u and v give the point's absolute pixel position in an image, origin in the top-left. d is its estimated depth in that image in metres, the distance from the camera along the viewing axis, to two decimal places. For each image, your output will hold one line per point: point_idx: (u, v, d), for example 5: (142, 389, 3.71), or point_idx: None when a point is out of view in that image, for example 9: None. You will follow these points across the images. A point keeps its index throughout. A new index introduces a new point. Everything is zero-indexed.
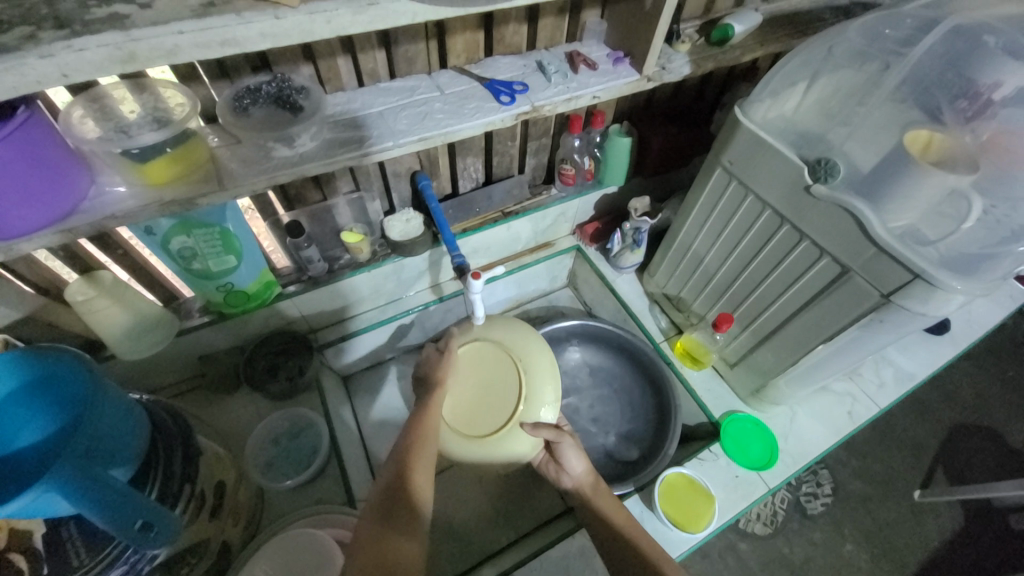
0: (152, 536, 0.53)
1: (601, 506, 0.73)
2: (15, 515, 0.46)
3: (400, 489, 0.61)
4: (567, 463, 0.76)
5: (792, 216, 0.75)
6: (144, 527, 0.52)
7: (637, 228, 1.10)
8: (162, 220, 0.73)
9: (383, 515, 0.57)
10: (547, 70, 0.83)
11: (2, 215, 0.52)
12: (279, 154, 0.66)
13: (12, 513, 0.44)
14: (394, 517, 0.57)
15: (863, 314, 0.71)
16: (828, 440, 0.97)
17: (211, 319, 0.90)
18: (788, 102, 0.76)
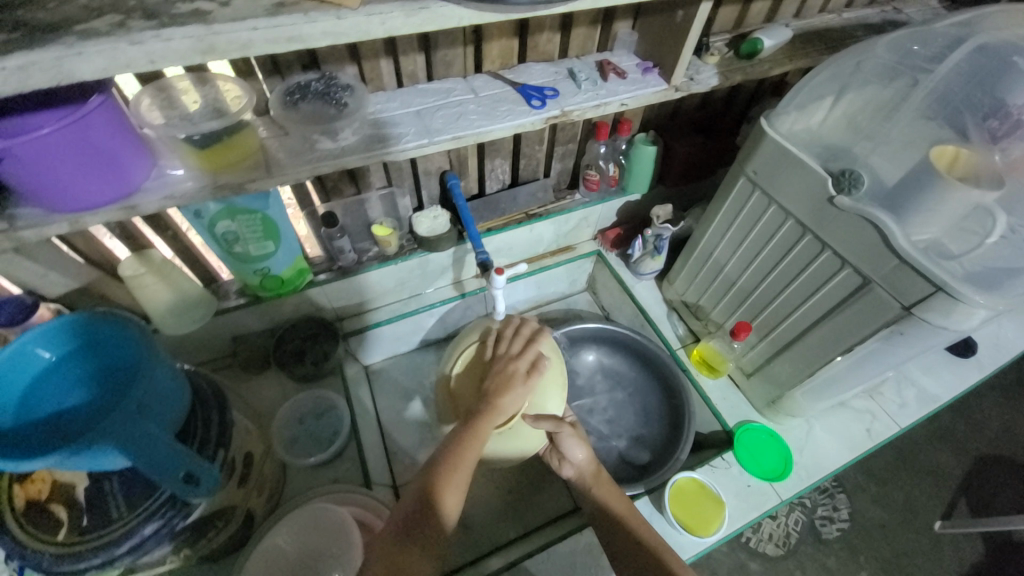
0: (196, 486, 0.58)
1: (602, 494, 0.77)
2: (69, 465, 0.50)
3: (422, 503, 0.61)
4: (568, 451, 0.77)
5: (815, 227, 0.75)
6: (188, 477, 0.57)
7: (659, 235, 1.11)
8: (210, 203, 0.78)
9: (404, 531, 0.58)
10: (578, 78, 0.86)
11: (75, 188, 0.58)
12: (322, 146, 0.70)
13: (68, 462, 0.49)
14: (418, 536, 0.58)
15: (883, 326, 0.71)
16: (845, 456, 0.96)
17: (247, 301, 0.95)
18: (814, 115, 0.77)
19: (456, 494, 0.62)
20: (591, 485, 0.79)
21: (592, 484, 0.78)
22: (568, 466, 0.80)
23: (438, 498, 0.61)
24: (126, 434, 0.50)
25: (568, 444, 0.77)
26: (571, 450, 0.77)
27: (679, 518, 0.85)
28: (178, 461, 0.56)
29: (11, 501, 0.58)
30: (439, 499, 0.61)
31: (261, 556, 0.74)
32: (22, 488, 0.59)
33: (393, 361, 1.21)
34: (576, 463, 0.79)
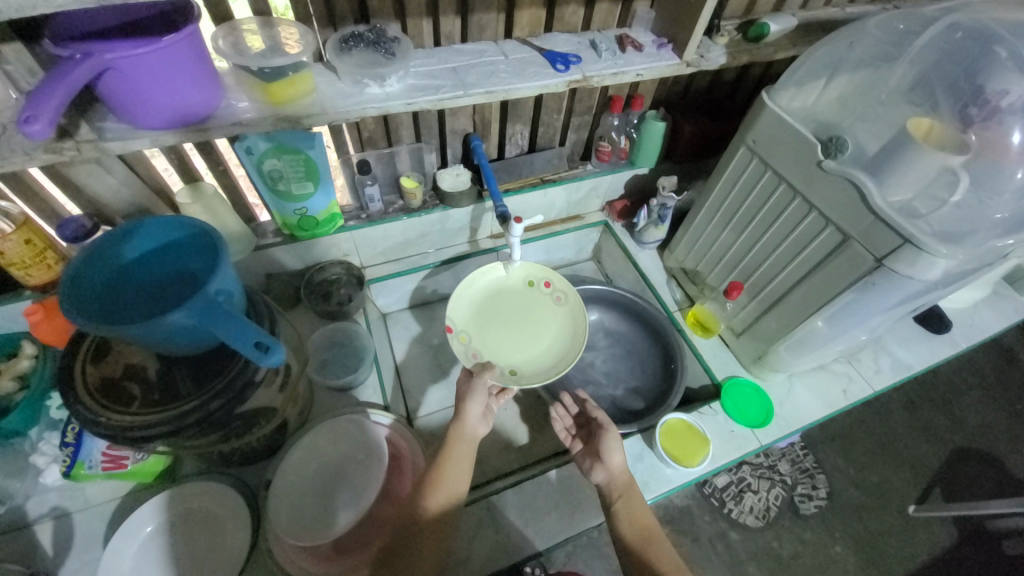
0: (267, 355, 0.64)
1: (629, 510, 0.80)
2: (163, 335, 0.61)
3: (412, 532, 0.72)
4: (609, 452, 0.85)
5: (805, 190, 0.84)
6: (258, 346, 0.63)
7: (663, 204, 1.19)
8: (261, 140, 0.87)
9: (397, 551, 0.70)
10: (599, 47, 0.94)
11: (162, 107, 0.66)
12: (370, 90, 0.80)
13: (163, 329, 0.60)
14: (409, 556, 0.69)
15: (859, 278, 0.80)
16: (822, 412, 1.06)
17: (283, 239, 1.03)
18: (811, 93, 0.86)
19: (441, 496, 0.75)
20: (617, 499, 0.82)
21: (618, 496, 0.82)
22: (601, 473, 0.85)
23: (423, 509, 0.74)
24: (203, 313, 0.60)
25: (610, 445, 0.86)
26: (611, 451, 0.86)
27: (668, 452, 0.94)
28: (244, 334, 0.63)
29: (85, 378, 0.66)
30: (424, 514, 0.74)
31: (297, 455, 0.83)
32: (96, 368, 0.67)
33: (408, 314, 1.30)
34: (609, 470, 0.85)
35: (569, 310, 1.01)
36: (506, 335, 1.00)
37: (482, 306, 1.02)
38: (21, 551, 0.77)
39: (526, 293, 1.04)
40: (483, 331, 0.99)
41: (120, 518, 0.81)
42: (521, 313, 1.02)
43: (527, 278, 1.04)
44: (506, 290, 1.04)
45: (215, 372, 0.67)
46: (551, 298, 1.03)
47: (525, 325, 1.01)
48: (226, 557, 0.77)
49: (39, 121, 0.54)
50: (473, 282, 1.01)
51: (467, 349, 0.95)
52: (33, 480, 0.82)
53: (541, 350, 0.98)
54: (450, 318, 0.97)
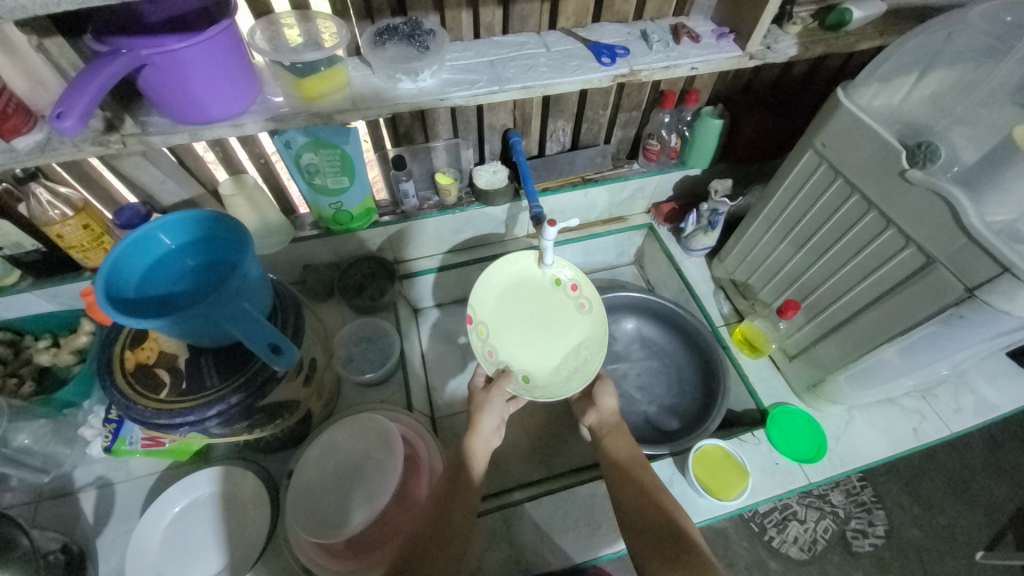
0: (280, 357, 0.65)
1: (612, 442, 0.85)
2: (182, 328, 0.62)
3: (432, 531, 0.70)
4: (602, 395, 0.92)
5: (883, 202, 0.73)
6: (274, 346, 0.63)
7: (715, 210, 1.10)
8: (299, 135, 0.87)
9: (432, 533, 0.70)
10: (650, 38, 0.87)
11: (200, 103, 0.68)
12: (404, 86, 0.78)
13: (183, 321, 0.60)
14: (437, 549, 0.68)
15: (942, 309, 0.69)
16: (884, 451, 0.94)
17: (320, 233, 1.04)
18: (898, 90, 0.75)
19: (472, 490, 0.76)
20: (606, 434, 0.87)
21: (607, 431, 0.87)
22: (593, 414, 0.92)
23: (453, 516, 0.72)
24: (224, 306, 0.60)
25: (605, 389, 0.93)
26: (604, 395, 0.92)
27: (702, 482, 0.86)
28: (262, 332, 0.63)
29: (123, 364, 0.69)
30: (456, 511, 0.72)
31: (317, 450, 0.84)
32: (133, 354, 0.69)
33: (440, 310, 1.29)
34: (601, 411, 0.91)
35: (591, 322, 0.94)
36: (522, 336, 0.95)
37: (507, 298, 0.95)
38: (70, 515, 0.84)
39: (551, 290, 0.96)
40: (502, 329, 0.94)
41: (155, 492, 0.86)
42: (542, 316, 0.96)
43: (555, 278, 0.96)
44: (530, 283, 0.96)
45: (239, 366, 0.68)
46: (575, 303, 0.96)
47: (544, 329, 0.96)
48: (246, 541, 0.80)
49: (71, 116, 0.54)
50: (512, 263, 0.95)
51: (484, 345, 0.92)
52: (81, 450, 0.89)
53: (558, 358, 0.95)
54: (472, 308, 0.91)
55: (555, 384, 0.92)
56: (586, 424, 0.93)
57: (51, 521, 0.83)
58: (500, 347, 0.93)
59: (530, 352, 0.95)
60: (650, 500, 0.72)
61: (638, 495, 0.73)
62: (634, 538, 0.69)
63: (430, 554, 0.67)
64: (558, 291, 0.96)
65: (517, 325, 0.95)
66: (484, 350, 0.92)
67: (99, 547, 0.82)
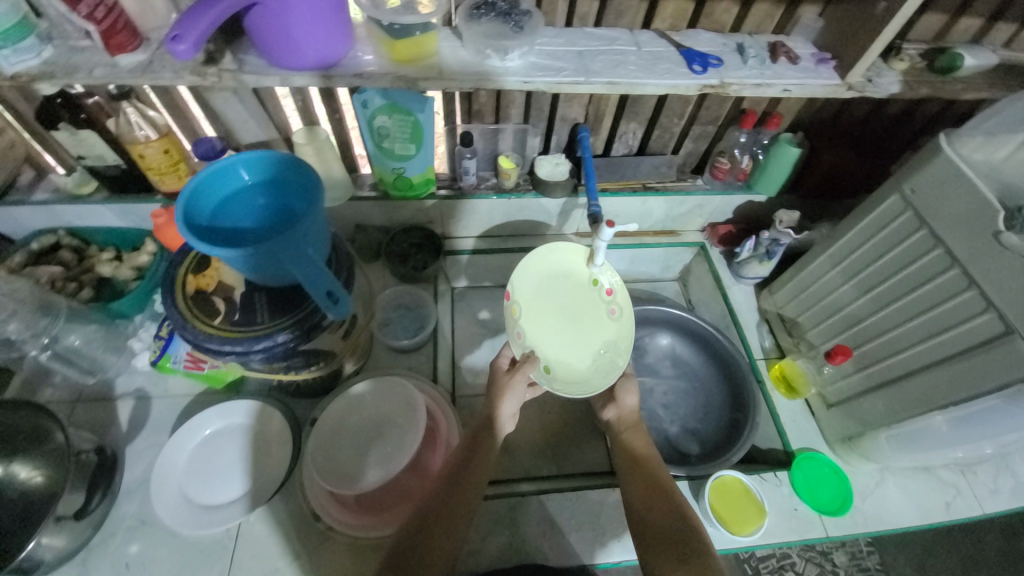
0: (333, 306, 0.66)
1: (630, 439, 0.84)
2: (245, 263, 0.64)
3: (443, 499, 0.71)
4: (624, 392, 0.89)
5: (968, 261, 0.69)
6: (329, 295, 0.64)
7: (775, 240, 1.07)
8: (377, 96, 0.89)
9: (444, 497, 0.71)
10: (746, 53, 0.84)
11: (296, 50, 0.69)
12: (491, 62, 0.78)
13: (249, 257, 0.63)
14: (445, 515, 0.70)
15: (1013, 383, 0.65)
16: (909, 518, 0.89)
17: (378, 195, 1.06)
18: (1000, 149, 0.69)
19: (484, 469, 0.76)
20: (624, 429, 0.86)
21: (626, 427, 0.86)
22: (613, 410, 0.90)
23: (466, 489, 0.72)
24: (289, 249, 0.62)
25: (626, 387, 0.90)
26: (626, 392, 0.90)
27: (715, 512, 0.85)
28: (320, 279, 0.64)
29: (185, 286, 0.72)
30: (470, 485, 0.73)
31: (343, 404, 0.86)
32: (195, 279, 0.72)
33: (476, 292, 1.29)
34: (620, 407, 0.89)
35: (617, 328, 0.92)
36: (552, 325, 0.94)
37: (544, 287, 0.95)
38: (107, 418, 0.89)
39: (586, 288, 0.95)
40: (533, 314, 0.94)
41: (187, 414, 0.90)
42: (572, 312, 0.95)
43: (593, 278, 0.94)
44: (569, 277, 0.95)
45: (290, 308, 0.70)
46: (606, 309, 0.94)
47: (575, 325, 0.94)
48: (262, 477, 0.83)
49: (184, 41, 0.57)
50: (556, 254, 0.94)
51: (514, 326, 0.92)
52: (126, 359, 0.94)
53: (586, 356, 0.93)
54: (512, 285, 0.93)
55: (576, 379, 0.90)
56: (606, 418, 0.91)
57: (89, 421, 0.88)
58: (528, 331, 0.93)
59: (557, 342, 0.93)
60: (665, 500, 0.71)
61: (654, 491, 0.73)
62: (643, 539, 0.69)
63: (440, 521, 0.69)
64: (595, 291, 0.94)
65: (548, 314, 0.94)
66: (513, 330, 0.92)
67: (128, 453, 0.86)
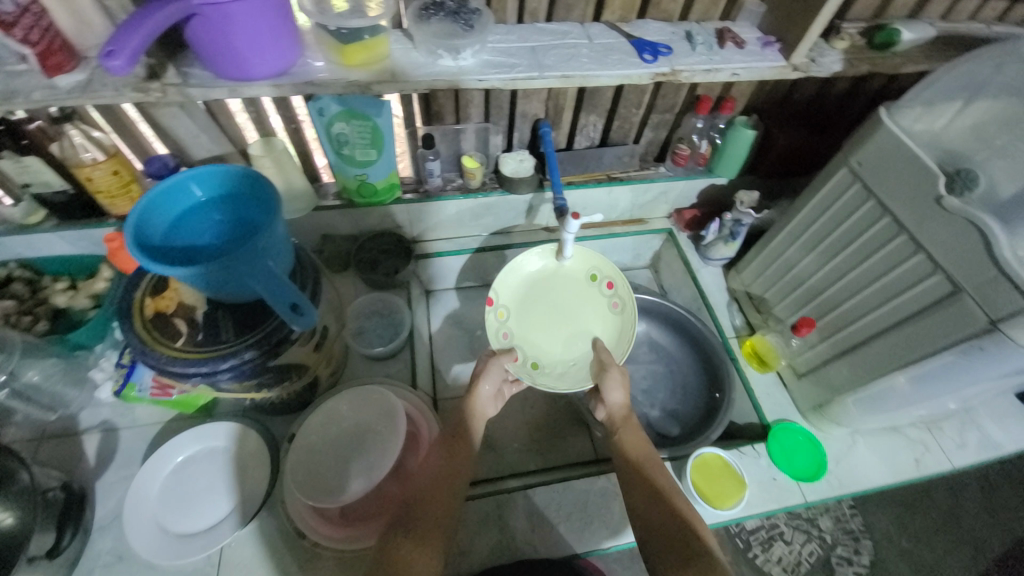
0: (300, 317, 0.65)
1: (624, 437, 0.80)
2: (205, 281, 0.63)
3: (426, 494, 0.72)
4: (611, 389, 0.83)
5: (913, 227, 0.73)
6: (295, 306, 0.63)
7: (738, 220, 1.09)
8: (333, 104, 0.87)
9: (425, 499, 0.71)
10: (694, 40, 0.86)
11: (242, 60, 0.68)
12: (444, 62, 0.78)
13: (209, 275, 0.61)
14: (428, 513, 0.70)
15: (962, 339, 0.68)
16: (883, 477, 0.93)
17: (343, 203, 1.04)
18: (940, 117, 0.73)
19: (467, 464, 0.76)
20: (617, 427, 0.82)
21: (618, 426, 0.81)
22: (602, 410, 0.85)
23: (451, 482, 0.73)
24: (250, 263, 0.61)
25: (612, 382, 0.83)
26: (613, 388, 0.83)
27: (698, 488, 0.86)
28: (284, 290, 0.63)
29: (143, 309, 0.69)
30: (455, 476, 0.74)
31: (320, 416, 0.85)
32: (154, 301, 0.70)
33: (451, 294, 1.29)
34: (609, 405, 0.83)
35: (621, 323, 0.92)
36: (542, 323, 0.95)
37: (536, 285, 0.96)
38: (74, 455, 0.85)
39: (584, 284, 0.97)
40: (525, 313, 0.95)
41: (159, 442, 0.87)
42: (564, 310, 0.96)
43: (590, 273, 0.97)
44: (564, 275, 0.97)
45: (256, 324, 0.69)
46: (608, 302, 0.95)
47: (567, 322, 0.95)
48: (243, 499, 0.81)
49: (120, 56, 0.56)
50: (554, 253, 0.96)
51: (500, 327, 0.92)
52: (89, 392, 0.90)
53: (575, 351, 0.93)
54: (494, 290, 0.92)
55: (566, 375, 0.91)
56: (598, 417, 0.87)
57: (54, 459, 0.84)
58: (518, 330, 0.93)
59: (546, 338, 0.94)
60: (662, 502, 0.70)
61: (653, 495, 0.71)
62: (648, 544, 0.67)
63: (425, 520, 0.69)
64: (593, 290, 0.96)
65: (540, 312, 0.95)
66: (501, 331, 0.93)
67: (99, 489, 0.83)
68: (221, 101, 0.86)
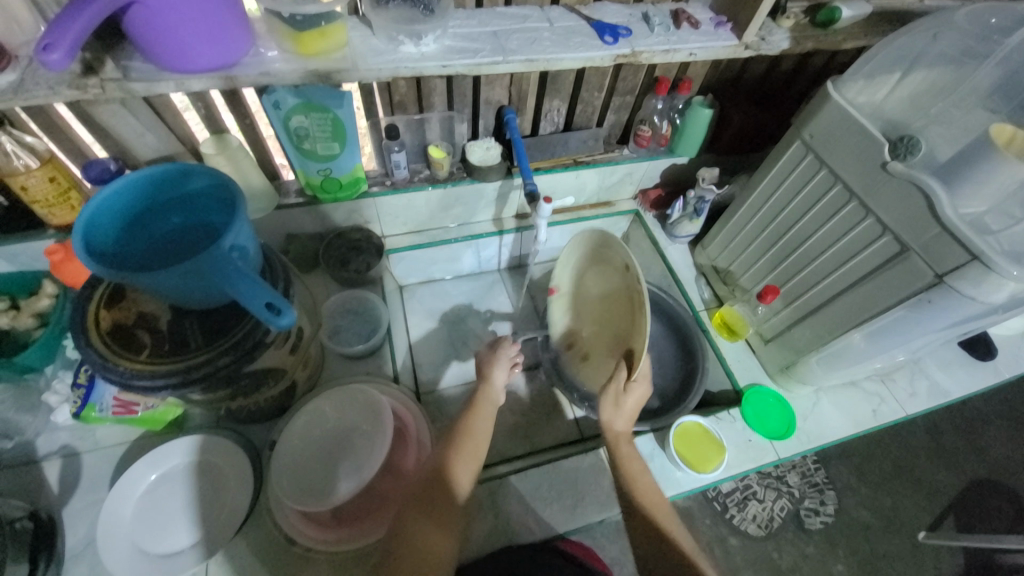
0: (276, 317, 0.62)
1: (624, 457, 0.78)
2: (171, 285, 0.59)
3: (436, 477, 0.72)
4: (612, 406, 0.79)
5: (862, 193, 0.78)
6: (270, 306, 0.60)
7: (701, 197, 1.13)
8: (290, 95, 0.84)
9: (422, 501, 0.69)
10: (652, 21, 0.88)
11: (189, 50, 0.64)
12: (406, 49, 0.76)
13: (174, 279, 0.58)
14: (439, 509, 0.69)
15: (913, 294, 0.74)
16: (847, 429, 1.00)
17: (306, 201, 1.01)
18: (881, 89, 0.79)
19: (467, 469, 0.73)
20: (615, 445, 0.79)
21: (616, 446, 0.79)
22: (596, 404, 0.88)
23: (451, 473, 0.72)
24: (219, 265, 0.58)
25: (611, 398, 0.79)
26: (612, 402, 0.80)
27: (681, 455, 0.90)
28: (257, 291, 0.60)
29: (98, 322, 0.65)
30: (453, 475, 0.72)
31: (303, 419, 0.83)
32: (109, 313, 0.65)
33: (425, 287, 1.27)
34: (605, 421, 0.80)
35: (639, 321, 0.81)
36: (600, 314, 0.98)
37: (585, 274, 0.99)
38: (32, 485, 0.79)
39: (614, 274, 0.89)
40: (582, 303, 1.03)
41: (127, 463, 0.82)
42: (609, 300, 0.94)
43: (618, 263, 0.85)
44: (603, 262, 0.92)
45: (227, 329, 0.66)
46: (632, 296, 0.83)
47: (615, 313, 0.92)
48: (226, 513, 0.78)
49: (58, 50, 0.52)
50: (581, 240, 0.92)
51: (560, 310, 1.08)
52: (45, 417, 0.84)
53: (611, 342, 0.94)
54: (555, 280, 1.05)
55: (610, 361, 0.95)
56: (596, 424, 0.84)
57: (10, 490, 0.78)
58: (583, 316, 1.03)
59: (602, 327, 0.98)
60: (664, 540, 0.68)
61: (653, 542, 0.69)
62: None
63: (426, 517, 0.67)
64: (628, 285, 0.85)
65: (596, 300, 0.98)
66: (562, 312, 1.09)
67: (65, 517, 0.78)
68: (167, 97, 0.80)
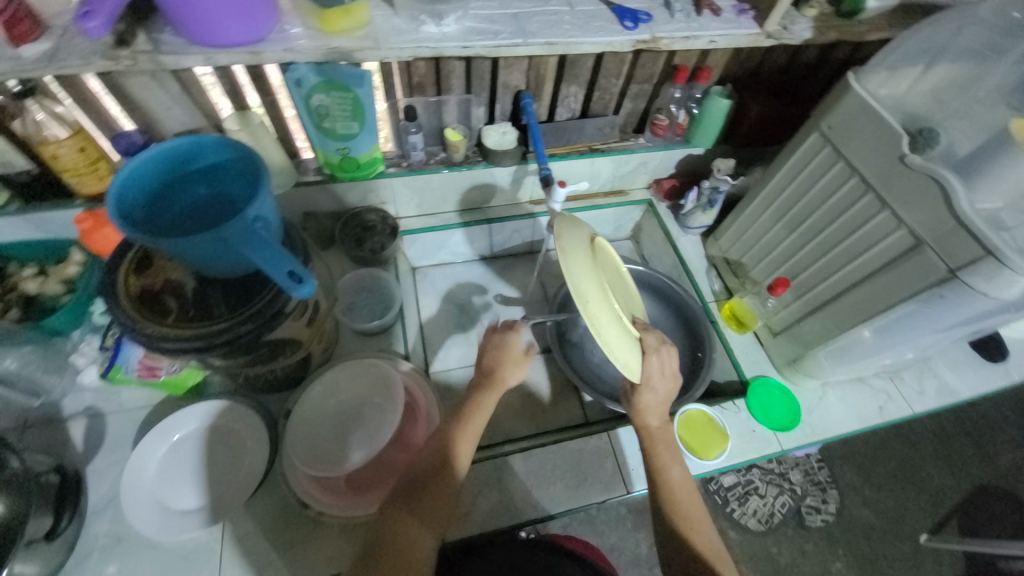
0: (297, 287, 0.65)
1: (659, 459, 0.77)
2: (199, 253, 0.62)
3: (423, 476, 0.72)
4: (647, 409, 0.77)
5: (879, 186, 0.77)
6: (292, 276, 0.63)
7: (716, 187, 1.13)
8: (312, 73, 0.85)
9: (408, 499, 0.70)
10: (672, 7, 0.87)
11: (218, 25, 0.65)
12: (426, 29, 0.77)
13: (202, 246, 0.61)
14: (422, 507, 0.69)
15: (924, 288, 0.73)
16: (851, 424, 1.01)
17: (324, 179, 1.03)
18: (902, 81, 0.78)
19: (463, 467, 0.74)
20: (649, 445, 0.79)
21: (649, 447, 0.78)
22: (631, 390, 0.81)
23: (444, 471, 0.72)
24: (245, 234, 0.61)
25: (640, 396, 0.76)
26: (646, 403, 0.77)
27: (684, 441, 0.92)
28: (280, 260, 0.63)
29: (128, 287, 0.67)
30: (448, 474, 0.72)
31: (319, 390, 0.86)
32: (138, 279, 0.68)
33: (437, 269, 1.29)
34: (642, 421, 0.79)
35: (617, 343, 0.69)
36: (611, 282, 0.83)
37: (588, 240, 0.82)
38: (60, 441, 0.83)
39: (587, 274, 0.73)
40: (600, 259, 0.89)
41: (148, 425, 0.86)
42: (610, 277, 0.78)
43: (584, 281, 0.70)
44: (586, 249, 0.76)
45: (249, 296, 0.68)
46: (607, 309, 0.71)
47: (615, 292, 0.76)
48: (242, 476, 0.81)
49: (95, 18, 0.56)
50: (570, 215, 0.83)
51: None
52: (71, 378, 0.88)
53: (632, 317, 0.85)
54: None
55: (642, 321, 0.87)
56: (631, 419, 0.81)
57: (39, 445, 0.82)
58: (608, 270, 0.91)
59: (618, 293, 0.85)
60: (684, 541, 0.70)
61: (676, 542, 0.71)
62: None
63: (410, 515, 0.68)
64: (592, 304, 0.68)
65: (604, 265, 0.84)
66: None
67: (90, 473, 0.81)
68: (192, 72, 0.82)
